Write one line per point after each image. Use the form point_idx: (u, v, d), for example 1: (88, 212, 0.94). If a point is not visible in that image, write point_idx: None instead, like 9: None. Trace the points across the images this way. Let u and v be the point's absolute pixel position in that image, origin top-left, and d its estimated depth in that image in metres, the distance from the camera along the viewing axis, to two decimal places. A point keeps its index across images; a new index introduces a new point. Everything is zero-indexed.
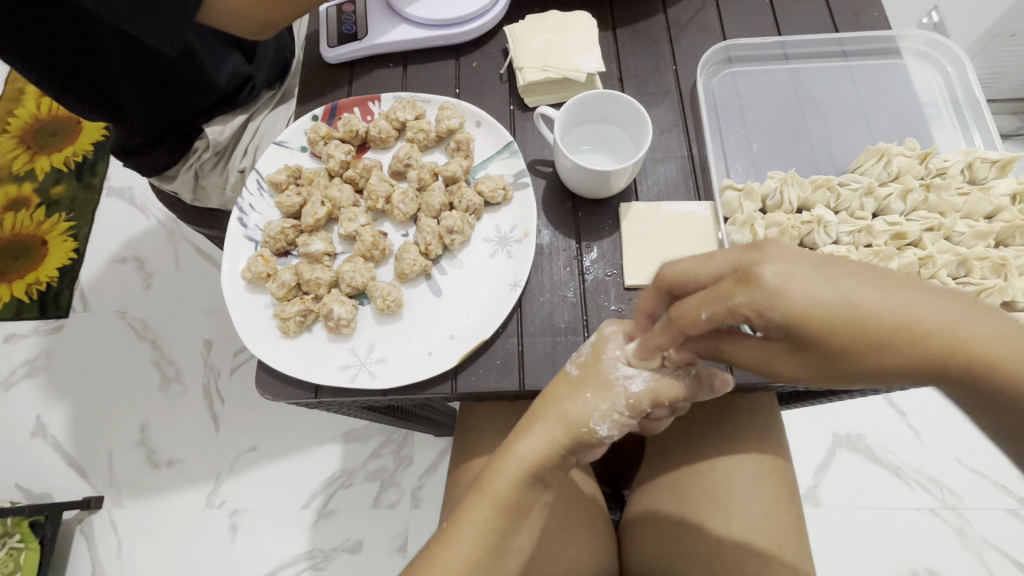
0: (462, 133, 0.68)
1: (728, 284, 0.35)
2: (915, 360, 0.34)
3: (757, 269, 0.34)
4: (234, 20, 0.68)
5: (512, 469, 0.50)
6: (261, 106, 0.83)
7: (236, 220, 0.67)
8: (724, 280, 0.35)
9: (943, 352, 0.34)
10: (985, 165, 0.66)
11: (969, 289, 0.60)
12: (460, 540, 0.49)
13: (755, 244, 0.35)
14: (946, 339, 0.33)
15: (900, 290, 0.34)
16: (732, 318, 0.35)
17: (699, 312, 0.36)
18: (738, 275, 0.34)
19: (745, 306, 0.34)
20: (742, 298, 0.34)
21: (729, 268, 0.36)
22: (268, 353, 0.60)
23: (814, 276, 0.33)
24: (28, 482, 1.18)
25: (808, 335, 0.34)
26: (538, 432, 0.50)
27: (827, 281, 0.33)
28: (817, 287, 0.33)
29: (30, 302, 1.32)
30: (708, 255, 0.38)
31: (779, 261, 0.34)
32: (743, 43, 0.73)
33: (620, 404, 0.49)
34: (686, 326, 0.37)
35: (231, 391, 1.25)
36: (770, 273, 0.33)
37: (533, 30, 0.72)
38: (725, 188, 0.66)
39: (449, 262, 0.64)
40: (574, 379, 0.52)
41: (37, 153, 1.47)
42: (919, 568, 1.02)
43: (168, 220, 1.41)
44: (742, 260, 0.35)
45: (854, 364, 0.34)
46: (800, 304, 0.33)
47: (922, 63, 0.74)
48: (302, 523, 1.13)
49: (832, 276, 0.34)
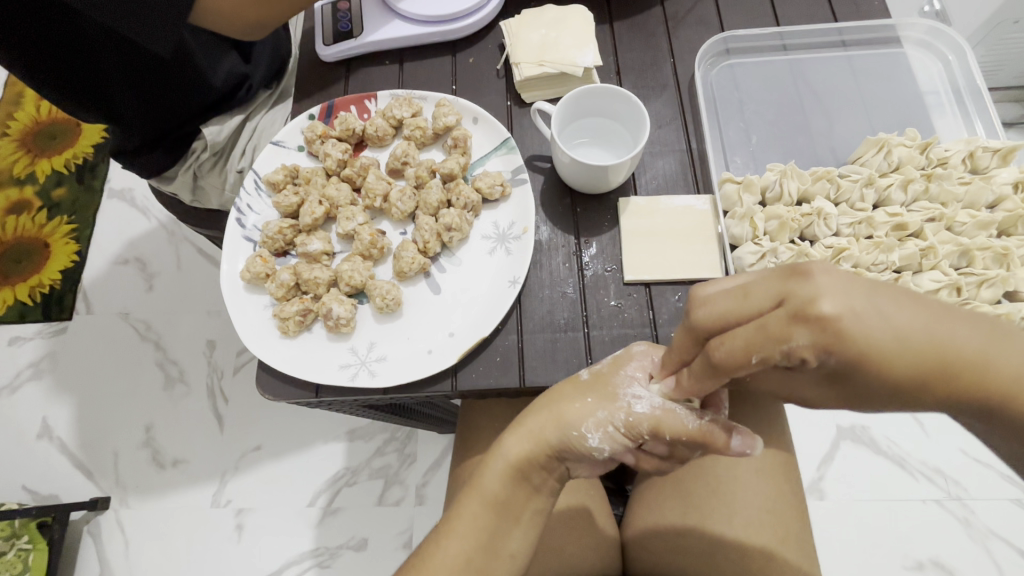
0: (459, 130, 0.68)
1: (780, 325, 0.32)
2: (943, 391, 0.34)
3: (816, 307, 0.31)
4: (228, 19, 0.67)
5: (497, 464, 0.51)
6: (258, 105, 0.83)
7: (234, 220, 0.66)
8: (779, 319, 0.32)
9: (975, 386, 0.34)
10: (986, 155, 0.65)
11: (972, 280, 0.60)
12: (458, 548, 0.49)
13: (802, 271, 0.32)
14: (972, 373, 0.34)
15: (949, 326, 0.33)
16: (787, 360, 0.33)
17: (747, 357, 0.33)
18: (793, 312, 0.32)
19: (804, 348, 0.32)
20: (802, 340, 0.32)
21: (773, 303, 0.33)
22: (268, 352, 0.60)
23: (868, 308, 0.32)
24: (35, 484, 1.19)
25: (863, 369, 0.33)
26: (528, 430, 0.50)
27: (877, 313, 0.32)
28: (869, 320, 0.32)
29: (34, 305, 1.33)
30: (744, 288, 0.35)
31: (833, 293, 0.31)
32: (741, 34, 0.73)
33: (619, 418, 0.47)
34: (730, 371, 0.35)
35: (234, 391, 1.25)
36: (829, 310, 0.31)
37: (529, 25, 0.72)
38: (724, 181, 0.65)
39: (448, 260, 0.64)
40: (580, 381, 0.51)
41: (38, 156, 1.47)
42: (925, 559, 1.02)
43: (168, 221, 1.41)
44: (792, 293, 0.32)
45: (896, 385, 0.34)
46: (861, 339, 0.31)
47: (923, 53, 0.73)
48: (308, 521, 1.14)
49: (879, 310, 0.32)
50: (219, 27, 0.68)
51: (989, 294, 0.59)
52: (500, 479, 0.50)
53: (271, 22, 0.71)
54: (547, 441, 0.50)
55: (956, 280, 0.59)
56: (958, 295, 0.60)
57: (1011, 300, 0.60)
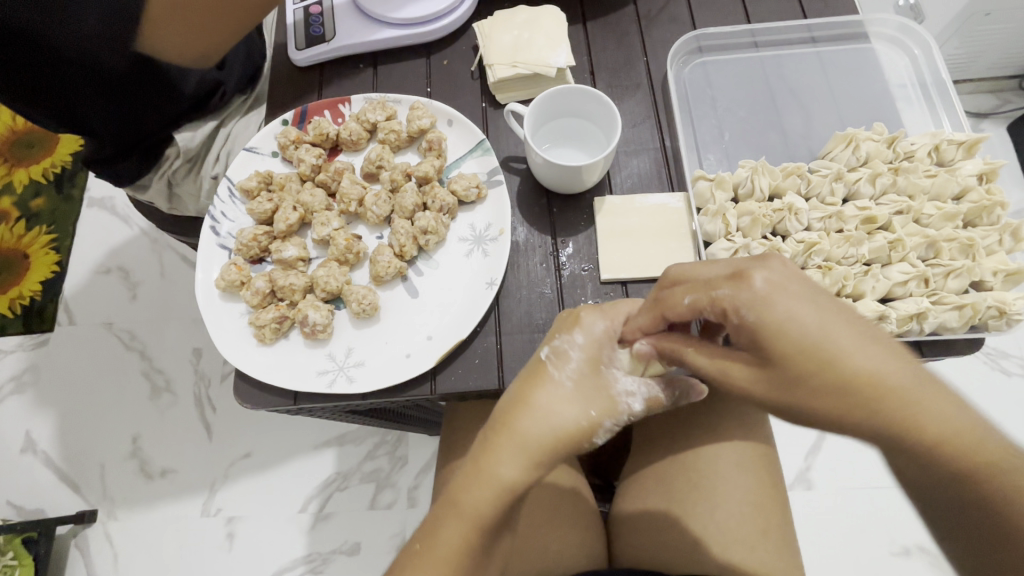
0: (433, 132, 0.68)
1: (718, 280, 0.45)
2: (884, 438, 0.39)
3: (752, 273, 0.43)
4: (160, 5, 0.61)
5: (490, 488, 0.46)
6: (232, 112, 0.82)
7: (207, 228, 0.66)
8: (726, 279, 0.44)
9: (912, 437, 0.39)
10: (952, 147, 0.66)
11: (939, 270, 0.60)
12: (440, 555, 0.45)
13: (762, 257, 0.44)
14: (935, 432, 0.38)
15: (853, 337, 0.40)
16: (712, 309, 0.44)
17: (685, 299, 0.47)
18: (735, 272, 0.44)
19: (724, 296, 0.44)
20: (724, 289, 0.44)
21: (728, 270, 0.45)
22: (244, 360, 0.59)
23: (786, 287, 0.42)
24: (20, 499, 1.18)
25: (772, 344, 0.41)
26: (508, 465, 0.46)
27: (806, 302, 0.41)
28: (800, 308, 0.41)
29: (14, 317, 1.31)
30: (711, 262, 0.47)
31: (772, 272, 0.43)
32: (712, 32, 0.73)
33: (620, 420, 0.49)
34: (669, 308, 0.48)
35: (221, 398, 1.24)
36: (760, 279, 0.42)
37: (502, 27, 0.72)
38: (698, 178, 0.65)
39: (425, 263, 0.64)
40: (556, 381, 0.48)
41: (14, 166, 1.45)
42: (912, 545, 1.04)
43: (150, 229, 1.40)
44: (742, 267, 0.44)
45: (800, 396, 0.41)
46: (775, 311, 0.41)
47: (891, 48, 0.74)
48: (299, 527, 1.13)
49: (812, 303, 0.41)
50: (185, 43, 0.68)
51: (956, 284, 0.60)
52: (487, 493, 0.46)
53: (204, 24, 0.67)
54: (543, 451, 0.46)
55: (923, 271, 0.60)
56: (926, 286, 0.61)
57: (978, 289, 0.61)
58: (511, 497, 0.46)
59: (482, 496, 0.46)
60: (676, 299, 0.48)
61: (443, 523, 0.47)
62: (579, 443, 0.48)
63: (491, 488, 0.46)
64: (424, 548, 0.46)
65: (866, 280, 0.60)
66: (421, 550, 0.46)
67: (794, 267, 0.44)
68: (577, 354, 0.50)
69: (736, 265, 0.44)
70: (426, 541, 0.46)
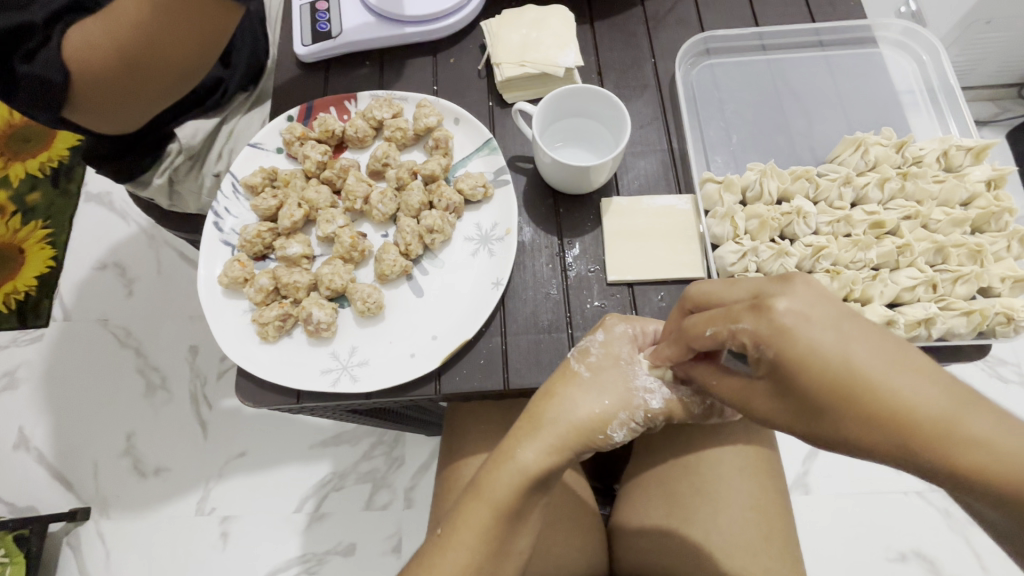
0: (440, 131, 0.67)
1: (739, 309, 0.40)
2: (923, 467, 0.34)
3: (770, 301, 0.38)
4: (80, 48, 0.56)
5: (511, 474, 0.48)
6: (235, 108, 0.82)
7: (211, 224, 0.65)
8: (741, 304, 0.41)
9: (983, 484, 0.32)
10: (960, 153, 0.66)
11: (946, 276, 0.60)
12: (459, 542, 0.47)
13: (784, 278, 0.40)
14: (989, 464, 0.32)
15: (881, 359, 0.35)
16: (732, 341, 0.41)
17: (705, 329, 0.43)
18: (753, 302, 0.39)
19: (744, 331, 0.40)
20: (745, 322, 0.39)
21: (750, 296, 0.41)
22: (247, 358, 0.59)
23: (812, 314, 0.37)
24: (11, 496, 1.16)
25: (790, 376, 0.38)
26: (529, 450, 0.48)
27: (831, 326, 0.37)
28: (816, 330, 0.37)
29: (8, 312, 1.30)
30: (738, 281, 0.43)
31: (794, 297, 0.38)
32: (720, 34, 0.73)
33: (639, 415, 0.51)
34: (692, 338, 0.44)
35: (217, 397, 1.23)
36: (780, 305, 0.38)
37: (510, 25, 0.72)
38: (706, 180, 0.65)
39: (431, 262, 0.64)
40: (580, 378, 0.52)
41: (11, 160, 1.43)
42: (908, 551, 1.04)
43: (148, 225, 1.38)
44: (764, 290, 0.40)
45: (821, 426, 0.38)
46: (798, 345, 0.37)
47: (899, 53, 0.75)
48: (295, 527, 1.12)
49: (836, 326, 0.37)
50: (172, 59, 0.60)
51: (963, 290, 0.60)
52: (510, 479, 0.48)
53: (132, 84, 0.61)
54: (561, 439, 0.49)
55: (932, 277, 0.60)
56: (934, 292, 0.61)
57: (984, 295, 0.61)
58: (535, 486, 0.49)
59: (502, 481, 0.48)
60: (696, 330, 0.43)
61: (470, 509, 0.48)
62: (595, 434, 0.50)
63: (515, 476, 0.48)
64: (444, 537, 0.48)
65: (874, 285, 0.60)
66: (442, 540, 0.48)
67: (822, 289, 0.39)
68: (596, 350, 0.53)
69: (758, 295, 0.40)
70: (448, 529, 0.48)
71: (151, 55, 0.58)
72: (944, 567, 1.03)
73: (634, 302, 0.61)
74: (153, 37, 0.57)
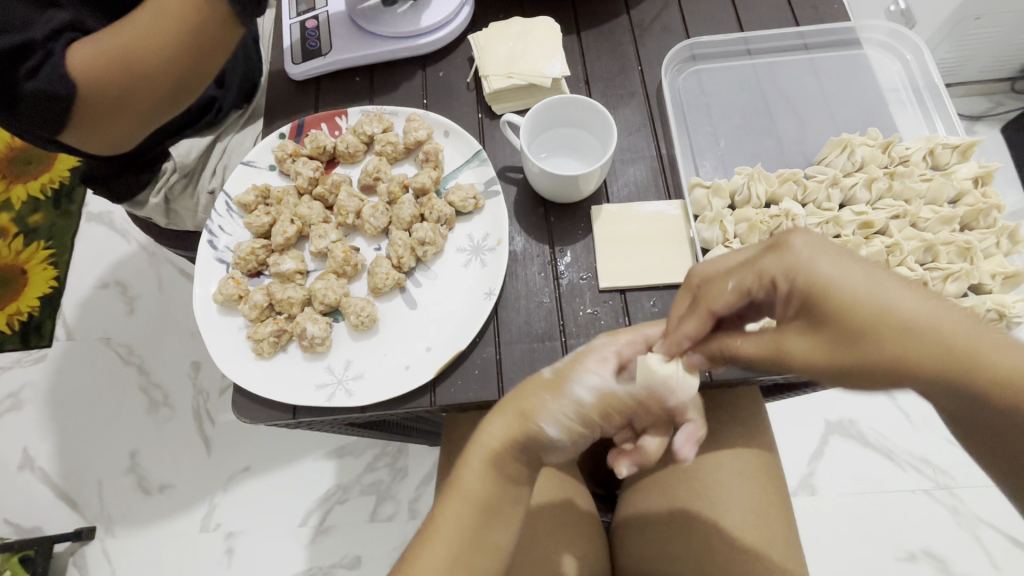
0: (430, 144, 0.68)
1: (759, 255, 0.44)
2: (951, 386, 0.37)
3: (789, 242, 0.42)
4: (83, 61, 0.57)
5: (477, 450, 0.49)
6: (229, 125, 0.83)
7: (205, 242, 0.66)
8: (757, 255, 0.44)
9: (1000, 397, 0.36)
10: (946, 151, 0.66)
11: (937, 274, 0.60)
12: (441, 530, 0.47)
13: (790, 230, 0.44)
14: (1005, 375, 0.36)
15: (901, 290, 0.39)
16: (757, 284, 0.43)
17: (728, 282, 0.45)
18: (772, 247, 0.43)
19: (771, 271, 0.42)
20: (769, 263, 0.42)
21: (764, 248, 0.44)
22: (241, 374, 0.59)
23: (831, 255, 0.41)
24: (18, 518, 1.17)
25: (821, 307, 0.40)
26: (492, 427, 0.49)
27: (849, 265, 0.40)
28: (840, 267, 0.40)
29: (12, 333, 1.31)
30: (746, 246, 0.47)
31: (807, 240, 0.42)
32: (705, 40, 0.74)
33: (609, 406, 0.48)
34: (715, 297, 0.46)
35: (220, 412, 1.23)
36: (800, 243, 0.42)
37: (496, 37, 0.72)
38: (695, 186, 0.66)
39: (423, 274, 0.64)
40: (541, 378, 0.51)
41: (12, 183, 1.45)
42: (918, 551, 1.03)
43: (148, 243, 1.40)
44: (778, 236, 0.44)
45: (858, 357, 0.39)
46: (824, 278, 0.40)
47: (884, 54, 0.75)
48: (300, 541, 1.12)
49: (854, 265, 0.40)
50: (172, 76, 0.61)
51: (955, 288, 0.60)
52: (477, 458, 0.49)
53: (125, 94, 0.60)
54: (525, 419, 0.49)
55: (922, 276, 0.60)
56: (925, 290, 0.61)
57: (976, 292, 0.61)
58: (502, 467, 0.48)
59: (471, 462, 0.49)
60: (718, 288, 0.46)
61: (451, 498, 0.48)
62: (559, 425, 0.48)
63: (480, 454, 0.49)
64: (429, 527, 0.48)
65: None
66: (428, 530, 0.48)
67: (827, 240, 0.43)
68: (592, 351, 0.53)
69: (774, 241, 0.43)
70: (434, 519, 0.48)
71: (151, 68, 0.59)
72: (955, 566, 1.02)
73: (626, 309, 0.61)
74: (155, 51, 0.58)
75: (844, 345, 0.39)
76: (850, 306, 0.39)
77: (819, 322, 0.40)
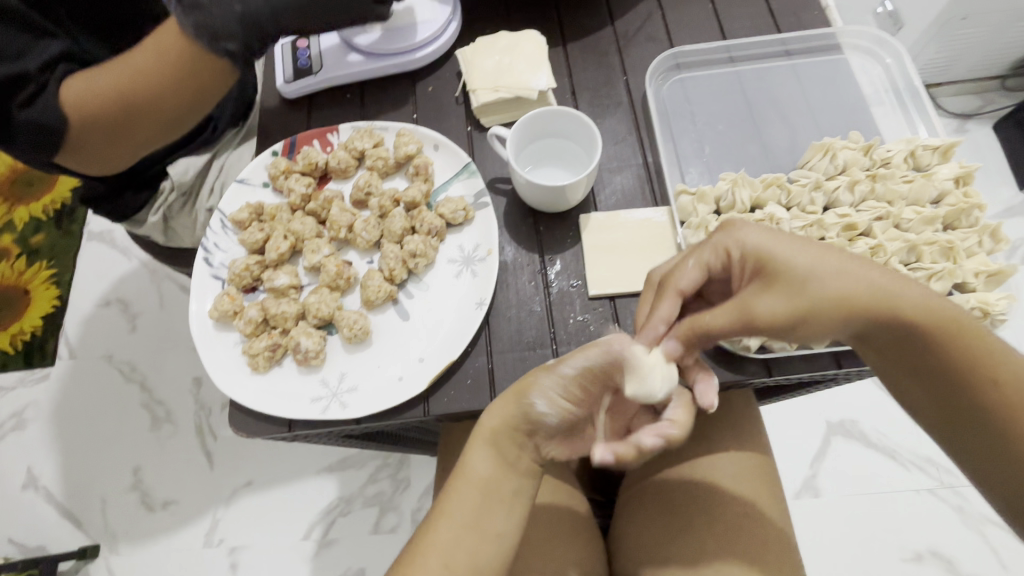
0: (420, 158, 0.69)
1: (711, 237, 0.53)
2: (882, 320, 0.47)
3: (734, 224, 0.52)
4: (80, 95, 0.59)
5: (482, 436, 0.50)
6: (226, 143, 0.84)
7: (201, 260, 0.67)
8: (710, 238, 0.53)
9: (916, 323, 0.46)
10: (927, 153, 0.67)
11: (921, 274, 0.61)
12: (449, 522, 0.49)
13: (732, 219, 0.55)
14: (919, 306, 0.46)
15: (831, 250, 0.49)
16: (712, 257, 0.52)
17: (688, 260, 0.53)
18: (721, 229, 0.53)
19: (722, 247, 0.52)
20: (719, 238, 0.52)
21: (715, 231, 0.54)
22: (237, 389, 0.60)
23: (769, 231, 0.51)
24: (23, 537, 1.17)
25: (772, 265, 0.48)
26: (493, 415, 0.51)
27: (785, 235, 0.51)
28: (780, 235, 0.50)
29: (15, 353, 1.32)
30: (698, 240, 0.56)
31: (749, 223, 0.52)
32: (689, 49, 0.75)
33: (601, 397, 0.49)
34: (679, 274, 0.53)
35: (222, 426, 1.24)
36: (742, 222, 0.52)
37: (483, 51, 0.74)
38: (680, 193, 0.66)
39: (415, 286, 0.65)
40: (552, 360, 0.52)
41: (15, 204, 1.47)
42: (924, 551, 1.03)
43: (149, 260, 1.41)
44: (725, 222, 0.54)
45: (811, 303, 0.47)
46: (768, 244, 0.49)
47: (866, 58, 0.76)
48: (303, 554, 1.12)
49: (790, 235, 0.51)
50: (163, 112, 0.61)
51: (939, 287, 0.60)
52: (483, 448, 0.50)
53: (119, 126, 0.61)
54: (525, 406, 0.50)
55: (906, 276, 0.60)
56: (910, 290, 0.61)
57: (960, 290, 0.62)
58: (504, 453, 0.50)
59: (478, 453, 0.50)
60: (680, 269, 0.54)
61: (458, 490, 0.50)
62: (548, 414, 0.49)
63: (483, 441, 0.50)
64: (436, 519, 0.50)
65: None
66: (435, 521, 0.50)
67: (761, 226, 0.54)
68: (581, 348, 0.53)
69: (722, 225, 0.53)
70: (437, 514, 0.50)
71: (143, 103, 0.59)
72: (961, 565, 1.01)
73: (616, 317, 0.62)
74: (150, 86, 0.59)
75: (796, 293, 0.47)
76: (798, 260, 0.48)
77: (772, 280, 0.48)
